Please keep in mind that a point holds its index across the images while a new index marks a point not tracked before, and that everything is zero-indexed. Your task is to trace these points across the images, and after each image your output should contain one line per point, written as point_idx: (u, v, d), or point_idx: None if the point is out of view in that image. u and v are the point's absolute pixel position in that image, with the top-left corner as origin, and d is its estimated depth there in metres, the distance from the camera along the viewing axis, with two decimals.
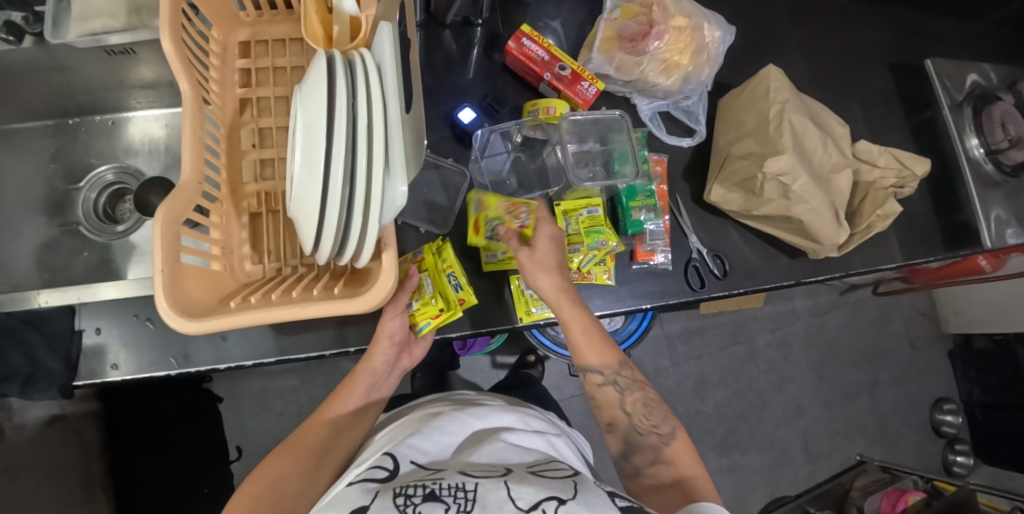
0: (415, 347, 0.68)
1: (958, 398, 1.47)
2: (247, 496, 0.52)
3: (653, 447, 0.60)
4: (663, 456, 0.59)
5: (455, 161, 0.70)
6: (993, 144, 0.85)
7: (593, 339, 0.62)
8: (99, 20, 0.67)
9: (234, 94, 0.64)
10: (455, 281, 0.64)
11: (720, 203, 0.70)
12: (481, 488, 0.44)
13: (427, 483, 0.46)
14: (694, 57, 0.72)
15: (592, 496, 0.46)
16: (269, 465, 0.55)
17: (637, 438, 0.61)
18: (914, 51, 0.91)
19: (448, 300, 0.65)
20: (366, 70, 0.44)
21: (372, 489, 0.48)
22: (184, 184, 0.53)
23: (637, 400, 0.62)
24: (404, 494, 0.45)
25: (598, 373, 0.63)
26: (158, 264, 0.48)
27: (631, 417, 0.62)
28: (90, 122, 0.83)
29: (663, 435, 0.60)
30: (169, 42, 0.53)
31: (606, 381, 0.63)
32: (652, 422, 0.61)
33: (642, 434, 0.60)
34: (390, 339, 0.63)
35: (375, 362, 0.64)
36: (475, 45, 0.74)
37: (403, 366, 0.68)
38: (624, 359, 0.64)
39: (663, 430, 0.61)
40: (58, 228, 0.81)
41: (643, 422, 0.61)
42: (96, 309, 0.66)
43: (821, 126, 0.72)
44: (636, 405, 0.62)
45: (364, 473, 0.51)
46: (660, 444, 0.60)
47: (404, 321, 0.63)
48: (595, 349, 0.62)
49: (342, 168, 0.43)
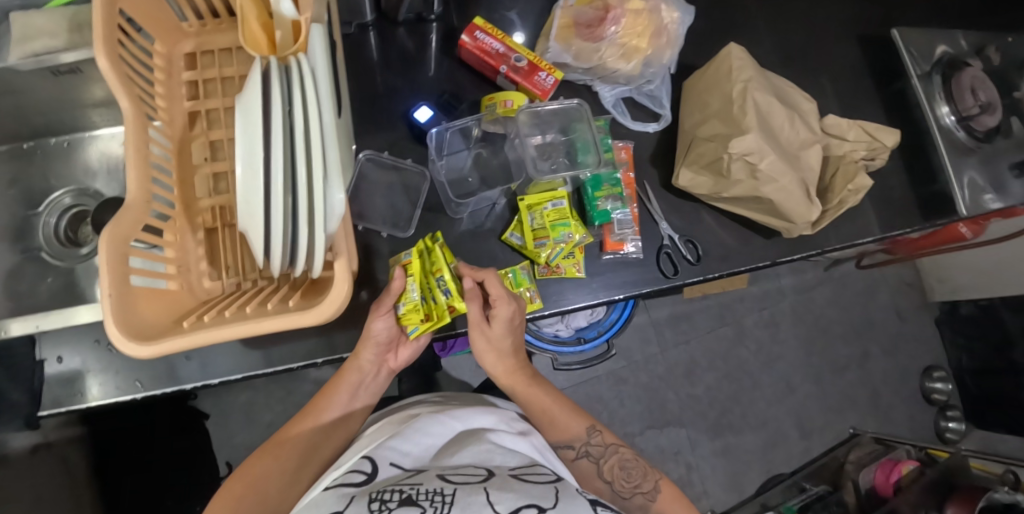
0: (402, 350, 0.65)
1: (948, 366, 1.47)
2: (230, 496, 0.55)
3: (642, 504, 0.63)
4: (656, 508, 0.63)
5: (415, 163, 0.69)
6: (964, 111, 0.83)
7: (559, 411, 0.69)
8: (41, 40, 0.65)
9: (182, 108, 0.62)
10: (444, 287, 0.59)
11: (689, 187, 0.69)
12: (460, 493, 0.43)
13: (405, 488, 0.45)
14: (653, 40, 0.71)
15: (574, 504, 0.44)
16: (251, 466, 0.57)
17: (625, 502, 0.64)
18: (880, 21, 0.90)
19: (436, 306, 0.58)
20: (302, 76, 0.43)
21: (348, 493, 0.47)
22: (131, 204, 0.51)
23: (615, 464, 0.66)
24: (379, 499, 0.43)
25: (570, 447, 0.67)
26: (105, 289, 0.46)
27: (612, 483, 0.66)
28: (46, 144, 0.81)
29: (648, 492, 0.64)
30: (105, 59, 0.50)
31: (579, 454, 0.67)
32: (634, 483, 0.65)
33: (628, 497, 0.64)
34: (375, 342, 0.60)
35: (360, 361, 0.63)
36: (431, 41, 0.72)
37: (389, 367, 0.66)
38: (593, 424, 0.69)
39: (646, 488, 0.65)
40: (20, 254, 0.79)
41: (626, 485, 0.65)
42: (55, 338, 0.64)
43: (787, 103, 0.71)
44: (616, 470, 0.66)
45: (342, 477, 0.50)
46: (648, 501, 0.63)
47: (388, 324, 0.59)
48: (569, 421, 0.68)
49: (283, 180, 0.42)
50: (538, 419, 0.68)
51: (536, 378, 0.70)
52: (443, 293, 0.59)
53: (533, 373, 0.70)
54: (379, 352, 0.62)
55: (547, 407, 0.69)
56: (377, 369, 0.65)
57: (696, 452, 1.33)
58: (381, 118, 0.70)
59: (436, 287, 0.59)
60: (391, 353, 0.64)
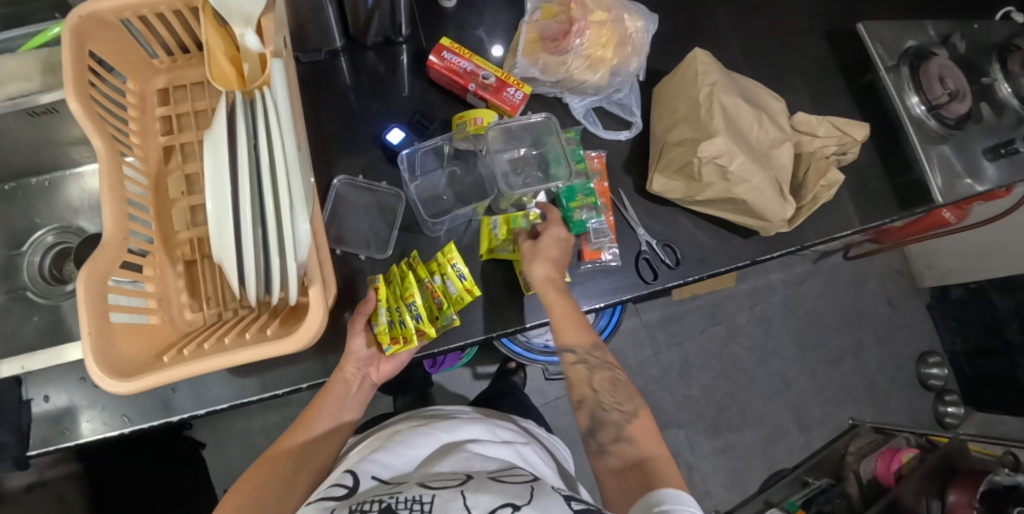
0: (384, 363, 0.66)
1: (943, 351, 1.48)
2: (229, 507, 0.54)
3: (617, 424, 0.58)
4: (626, 434, 0.57)
5: (390, 185, 0.70)
6: (934, 100, 0.83)
7: (578, 321, 0.62)
8: (15, 84, 0.65)
9: (157, 143, 0.63)
10: (415, 312, 0.59)
11: (662, 193, 0.70)
12: (438, 499, 0.43)
13: (384, 498, 0.45)
14: (618, 50, 0.72)
15: (550, 500, 0.44)
16: (246, 480, 0.57)
17: (602, 415, 0.59)
18: (846, 17, 0.92)
19: (404, 330, 0.59)
20: (266, 109, 0.44)
21: (329, 507, 0.46)
22: (107, 241, 0.52)
23: (604, 378, 0.61)
24: (359, 510, 0.44)
25: (571, 351, 0.62)
26: (84, 327, 0.46)
27: (598, 395, 0.60)
28: (28, 185, 0.81)
29: (626, 412, 0.58)
30: (75, 101, 0.51)
31: (579, 360, 0.62)
32: (617, 399, 0.60)
33: (607, 410, 0.59)
34: (356, 357, 0.63)
35: (345, 373, 0.64)
36: (402, 63, 0.73)
37: (373, 379, 0.67)
38: (597, 342, 0.63)
39: (627, 407, 0.59)
40: (4, 294, 0.79)
41: (608, 398, 0.60)
42: (42, 377, 0.65)
43: (754, 103, 0.72)
44: (604, 383, 0.61)
45: (323, 492, 0.49)
46: (624, 421, 0.58)
47: (366, 341, 0.62)
48: (575, 331, 0.61)
49: (251, 212, 0.42)
50: (554, 319, 0.61)
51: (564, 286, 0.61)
52: (413, 317, 0.59)
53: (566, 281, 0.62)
54: (361, 364, 0.64)
55: (567, 312, 0.61)
56: (361, 379, 0.65)
57: (696, 452, 1.33)
58: (355, 141, 0.71)
59: (407, 311, 0.59)
60: (374, 365, 0.65)
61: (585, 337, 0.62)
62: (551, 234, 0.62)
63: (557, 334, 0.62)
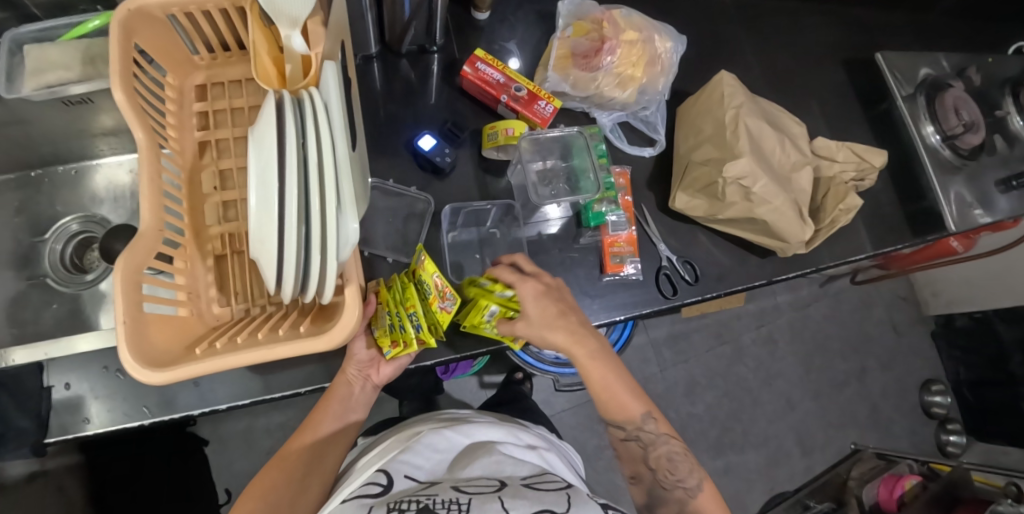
0: (384, 366, 0.64)
1: (945, 379, 1.48)
2: (243, 510, 0.55)
3: (680, 500, 0.60)
4: (690, 508, 0.59)
5: (419, 190, 0.71)
6: (949, 130, 0.85)
7: (614, 393, 0.62)
8: (54, 72, 0.66)
9: (192, 138, 0.64)
10: (415, 321, 0.56)
11: (685, 210, 0.71)
12: (476, 502, 0.44)
13: (421, 498, 0.46)
14: (647, 69, 0.75)
15: (586, 507, 0.45)
16: (259, 480, 0.57)
17: (663, 493, 0.61)
18: (865, 47, 0.94)
19: (404, 336, 0.57)
20: (315, 110, 0.45)
21: (367, 504, 0.47)
22: (144, 232, 0.53)
23: (662, 455, 0.62)
24: (397, 509, 0.45)
25: (621, 427, 0.63)
26: (119, 316, 0.47)
27: (655, 473, 0.62)
28: (54, 173, 0.82)
29: (689, 489, 0.60)
30: (121, 92, 0.52)
31: (630, 436, 0.63)
32: (677, 476, 0.60)
33: (667, 489, 0.61)
34: (356, 360, 0.62)
35: (347, 375, 0.63)
36: (434, 72, 0.75)
37: (375, 381, 0.66)
38: (648, 410, 0.63)
39: (689, 484, 0.60)
40: (25, 281, 0.79)
41: (668, 477, 0.61)
42: (64, 364, 0.65)
43: (777, 127, 0.73)
44: (660, 461, 0.62)
45: (358, 489, 0.50)
46: (686, 497, 0.60)
47: (368, 344, 0.61)
48: (620, 404, 0.62)
49: (297, 210, 0.43)
50: (597, 395, 0.63)
51: (602, 351, 0.62)
52: (413, 325, 0.56)
53: (598, 347, 0.62)
54: (362, 367, 0.63)
55: (607, 385, 0.62)
56: (362, 382, 0.65)
57: None
58: (385, 146, 0.72)
59: (407, 319, 0.56)
60: (374, 367, 0.64)
61: (635, 408, 0.62)
62: (529, 293, 0.58)
63: (601, 408, 0.63)
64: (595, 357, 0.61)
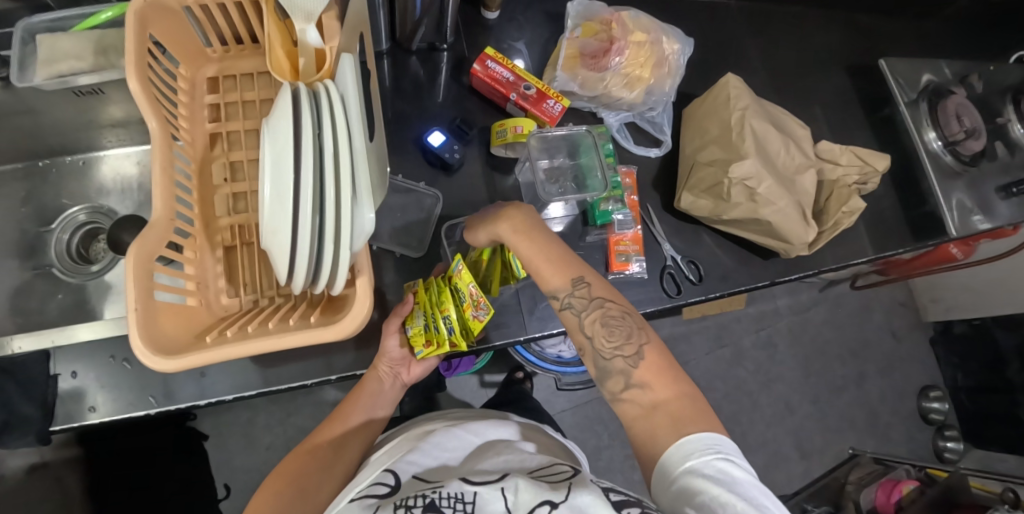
0: (416, 366, 0.68)
1: (944, 386, 1.49)
2: (270, 494, 0.55)
3: (621, 371, 0.50)
4: (634, 379, 0.50)
5: (428, 186, 0.72)
6: (950, 136, 0.87)
7: (547, 258, 0.54)
8: (66, 63, 0.67)
9: (203, 129, 0.64)
10: (448, 324, 0.55)
11: (689, 210, 0.72)
12: (480, 499, 0.44)
13: (427, 493, 0.46)
14: (654, 70, 0.76)
15: (586, 491, 0.44)
16: (288, 465, 0.58)
17: (603, 363, 0.52)
18: (868, 53, 0.95)
19: (438, 337, 0.57)
20: (331, 101, 0.45)
21: (372, 505, 0.48)
22: (156, 221, 0.53)
23: (597, 320, 0.53)
24: (404, 507, 0.45)
25: (555, 296, 0.54)
26: (131, 303, 0.47)
27: (594, 343, 0.53)
28: (61, 163, 0.82)
29: (627, 358, 0.51)
30: (135, 81, 0.52)
31: (564, 305, 0.54)
32: (615, 343, 0.52)
33: (607, 358, 0.52)
34: (390, 357, 0.64)
35: (378, 371, 0.65)
36: (442, 69, 0.76)
37: (403, 380, 0.69)
38: (584, 275, 0.54)
39: (627, 351, 0.51)
40: (31, 271, 0.79)
41: (605, 345, 0.52)
42: (71, 353, 0.65)
43: (782, 129, 0.74)
44: (597, 326, 0.53)
45: (365, 489, 0.51)
46: (628, 367, 0.50)
47: (400, 343, 0.63)
48: (550, 270, 0.54)
49: (312, 201, 0.43)
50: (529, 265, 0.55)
51: (526, 222, 0.55)
52: (446, 328, 0.56)
53: (524, 220, 0.56)
54: (394, 364, 0.65)
55: (536, 252, 0.55)
56: (393, 379, 0.67)
57: None
58: (393, 142, 0.73)
59: (440, 322, 0.56)
60: (405, 366, 0.67)
61: (565, 275, 0.54)
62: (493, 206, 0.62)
63: (537, 280, 0.55)
64: (521, 227, 0.55)
